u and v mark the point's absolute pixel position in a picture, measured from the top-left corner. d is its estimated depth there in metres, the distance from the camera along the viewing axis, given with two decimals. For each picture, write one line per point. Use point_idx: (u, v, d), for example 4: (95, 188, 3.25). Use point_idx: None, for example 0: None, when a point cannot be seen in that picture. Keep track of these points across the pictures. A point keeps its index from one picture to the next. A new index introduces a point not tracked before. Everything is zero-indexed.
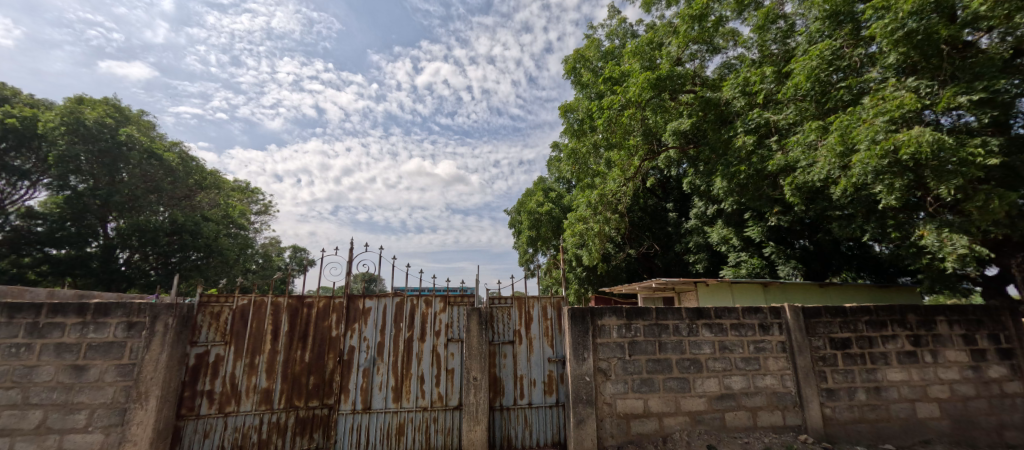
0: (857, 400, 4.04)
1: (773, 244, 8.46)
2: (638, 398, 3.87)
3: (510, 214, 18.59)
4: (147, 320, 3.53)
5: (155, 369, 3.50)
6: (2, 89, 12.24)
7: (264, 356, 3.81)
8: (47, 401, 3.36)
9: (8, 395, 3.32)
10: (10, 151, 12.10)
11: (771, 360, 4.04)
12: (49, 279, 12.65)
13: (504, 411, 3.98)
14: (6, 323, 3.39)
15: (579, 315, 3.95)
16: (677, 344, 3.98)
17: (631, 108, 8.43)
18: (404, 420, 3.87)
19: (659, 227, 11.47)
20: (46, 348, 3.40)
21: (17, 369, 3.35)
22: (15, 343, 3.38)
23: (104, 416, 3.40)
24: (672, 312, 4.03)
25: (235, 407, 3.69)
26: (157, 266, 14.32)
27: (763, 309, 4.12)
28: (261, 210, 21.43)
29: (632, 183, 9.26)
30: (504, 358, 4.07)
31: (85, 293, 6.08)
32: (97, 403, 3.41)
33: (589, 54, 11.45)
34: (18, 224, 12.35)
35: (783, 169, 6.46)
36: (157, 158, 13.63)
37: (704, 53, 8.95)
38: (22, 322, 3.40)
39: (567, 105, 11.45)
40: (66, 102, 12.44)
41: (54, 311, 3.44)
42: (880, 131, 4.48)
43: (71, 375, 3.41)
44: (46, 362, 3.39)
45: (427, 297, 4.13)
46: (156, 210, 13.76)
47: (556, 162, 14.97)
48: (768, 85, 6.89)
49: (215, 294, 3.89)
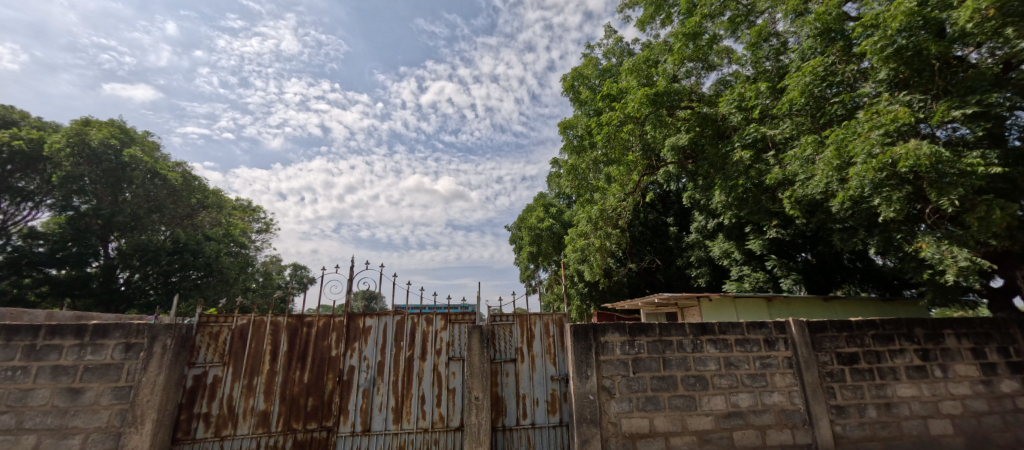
0: (868, 417, 3.94)
1: (774, 257, 8.41)
2: (643, 417, 3.80)
3: (511, 230, 18.61)
4: (146, 341, 3.50)
5: (153, 391, 3.45)
6: (11, 113, 12.53)
7: (262, 377, 3.75)
8: (40, 425, 3.30)
9: (2, 420, 3.27)
10: (15, 173, 12.30)
11: (778, 376, 3.97)
12: (48, 301, 12.66)
13: (507, 432, 3.89)
14: (5, 345, 3.36)
15: (581, 331, 3.92)
16: (681, 361, 3.92)
17: (629, 123, 8.45)
18: (405, 442, 3.78)
19: (661, 242, 11.40)
20: (42, 371, 3.37)
21: (13, 392, 3.32)
22: (12, 365, 3.34)
23: (98, 441, 3.34)
24: (676, 328, 3.99)
25: (232, 430, 3.61)
26: (157, 286, 14.17)
27: (769, 324, 4.06)
28: (262, 228, 21.47)
29: (632, 198, 9.30)
30: (506, 377, 4.01)
31: (84, 314, 6.04)
32: (91, 428, 3.35)
33: (587, 72, 11.64)
34: (20, 245, 12.36)
35: (781, 182, 6.43)
36: (160, 177, 13.82)
37: (700, 70, 9.15)
38: (20, 344, 3.38)
39: (566, 122, 11.65)
40: (73, 124, 12.59)
41: (50, 334, 3.41)
42: (877, 144, 4.49)
43: (66, 398, 3.36)
44: (41, 385, 3.35)
45: (428, 315, 4.09)
46: (158, 229, 14.01)
47: (556, 178, 15.02)
48: (764, 100, 6.97)
49: (215, 315, 3.85)
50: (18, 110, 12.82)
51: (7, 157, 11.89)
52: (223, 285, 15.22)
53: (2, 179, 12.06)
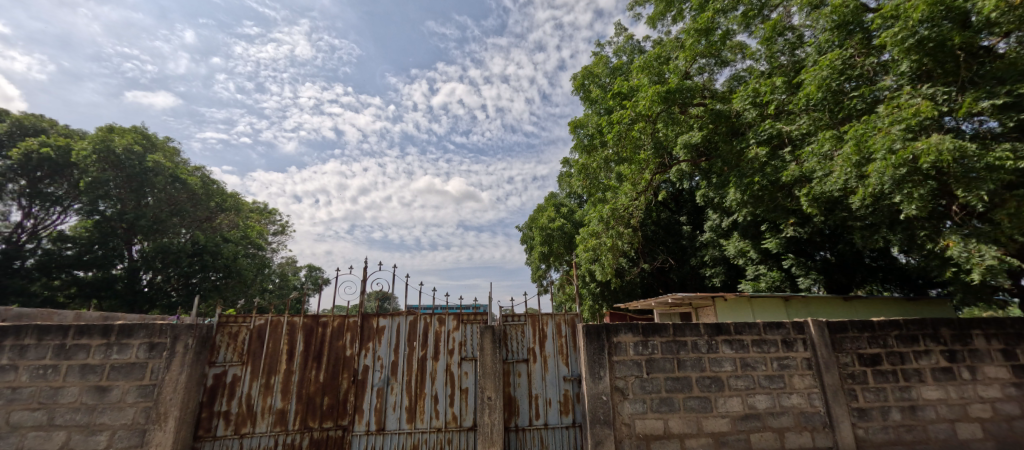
0: (892, 420, 3.83)
1: (792, 256, 8.24)
2: (658, 418, 3.75)
3: (523, 230, 18.57)
4: (168, 341, 3.59)
5: (175, 390, 3.53)
6: (41, 121, 13.02)
7: (280, 376, 3.81)
8: (70, 422, 3.41)
9: (34, 416, 3.38)
10: (45, 179, 12.78)
11: (797, 378, 3.88)
12: (76, 302, 13.10)
13: (519, 432, 3.88)
14: (36, 344, 3.48)
15: (593, 332, 3.88)
16: (696, 362, 3.87)
17: (641, 121, 8.36)
18: (418, 441, 3.80)
19: (674, 241, 11.27)
20: (71, 370, 3.48)
21: (45, 390, 3.43)
22: (43, 364, 3.46)
23: (124, 437, 3.42)
24: (690, 329, 3.93)
25: (251, 428, 3.68)
26: (178, 287, 14.53)
27: (787, 324, 3.97)
28: (278, 230, 21.86)
29: (644, 197, 9.22)
30: (518, 377, 4.00)
31: (110, 314, 6.22)
32: (117, 425, 3.44)
33: (598, 70, 11.55)
34: (50, 248, 12.74)
35: (798, 179, 6.30)
36: (181, 182, 14.17)
37: (713, 66, 9.02)
38: (50, 344, 3.49)
39: (576, 122, 11.60)
40: (98, 131, 12.99)
41: (78, 334, 3.52)
42: (898, 139, 4.31)
43: (94, 395, 3.46)
44: (71, 383, 3.46)
45: (440, 315, 4.10)
46: (178, 232, 14.37)
47: (567, 177, 14.95)
48: (779, 95, 6.82)
49: (233, 315, 3.93)
50: (47, 117, 13.31)
51: (37, 164, 12.36)
52: (241, 286, 15.52)
53: (33, 185, 12.57)
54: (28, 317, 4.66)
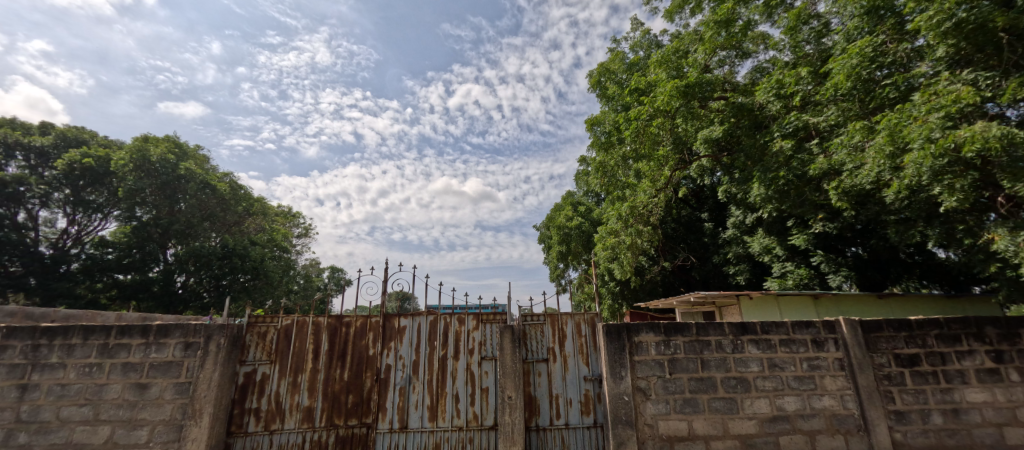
0: (932, 424, 3.64)
1: (821, 252, 7.92)
2: (682, 419, 3.67)
3: (540, 229, 18.50)
4: (202, 340, 3.71)
5: (209, 387, 3.63)
6: (83, 133, 13.83)
7: (306, 375, 3.90)
8: (114, 418, 3.56)
9: (81, 412, 3.56)
10: (87, 187, 13.52)
11: (828, 379, 3.73)
12: (117, 303, 13.91)
13: (540, 432, 3.86)
14: (81, 344, 3.65)
15: (613, 331, 3.83)
16: (721, 362, 3.76)
17: (659, 117, 8.21)
18: (441, 439, 3.83)
19: (696, 238, 11.01)
20: (115, 368, 3.64)
21: (91, 386, 3.61)
22: (89, 362, 3.64)
23: (163, 432, 3.55)
24: (714, 328, 3.83)
25: (281, 424, 3.78)
26: (210, 289, 14.92)
27: (817, 323, 3.82)
28: (302, 233, 22.43)
29: (663, 194, 9.07)
30: (538, 377, 3.98)
31: (149, 314, 6.50)
32: (156, 420, 3.57)
33: (614, 67, 11.41)
34: (92, 253, 13.54)
35: (826, 173, 6.07)
36: (211, 188, 14.69)
37: (733, 59, 8.79)
38: (94, 343, 3.66)
39: (593, 119, 11.47)
40: (134, 142, 13.61)
41: (120, 334, 3.68)
42: (936, 128, 4.10)
43: (135, 392, 3.61)
44: (114, 381, 3.62)
45: (459, 315, 4.12)
46: (209, 236, 14.89)
47: (584, 175, 14.81)
48: (805, 86, 6.60)
49: (262, 315, 4.05)
50: (89, 130, 14.12)
51: (80, 174, 13.11)
52: (268, 287, 15.97)
53: (77, 194, 13.38)
54: (76, 317, 4.91)
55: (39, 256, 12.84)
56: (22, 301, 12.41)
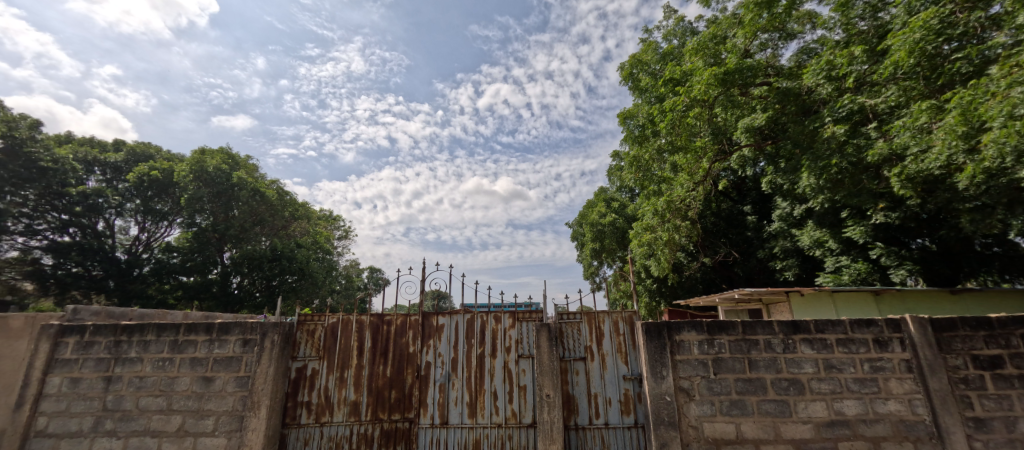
0: (1018, 433, 3.28)
1: (881, 244, 7.39)
2: (729, 422, 3.48)
3: (572, 227, 18.29)
4: (258, 337, 3.84)
5: (266, 381, 3.74)
6: (151, 148, 15.14)
7: (352, 371, 3.98)
8: (184, 408, 3.75)
9: (157, 402, 3.77)
10: (155, 198, 14.66)
11: (894, 382, 3.44)
12: (183, 303, 14.61)
13: (580, 431, 3.77)
14: (155, 340, 3.89)
15: (653, 330, 3.68)
16: (771, 362, 3.55)
17: (696, 107, 7.90)
18: (481, 436, 3.82)
19: (738, 233, 10.53)
20: (184, 362, 3.84)
21: (164, 379, 3.82)
22: (162, 356, 3.85)
23: (227, 422, 3.68)
24: (762, 326, 3.61)
25: (329, 417, 3.88)
26: (262, 288, 15.76)
27: (879, 321, 3.53)
28: (342, 235, 23.19)
29: (702, 187, 8.73)
30: (576, 375, 3.89)
31: (211, 313, 6.90)
32: (221, 411, 3.71)
33: (647, 57, 11.08)
34: (160, 257, 14.54)
35: (887, 159, 5.64)
36: (261, 195, 15.44)
37: (777, 41, 8.32)
38: (166, 339, 3.88)
39: (626, 112, 11.19)
40: (194, 155, 14.54)
41: (188, 330, 3.88)
42: (1019, 104, 3.70)
43: (202, 385, 3.78)
44: (184, 374, 3.82)
45: (496, 313, 4.09)
46: (259, 240, 15.67)
47: (617, 170, 14.50)
48: (859, 66, 6.10)
49: (310, 313, 4.18)
50: (155, 145, 15.48)
51: (148, 186, 14.28)
52: (314, 287, 16.54)
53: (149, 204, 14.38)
54: (150, 316, 5.28)
55: (116, 261, 14.00)
56: (104, 301, 13.65)
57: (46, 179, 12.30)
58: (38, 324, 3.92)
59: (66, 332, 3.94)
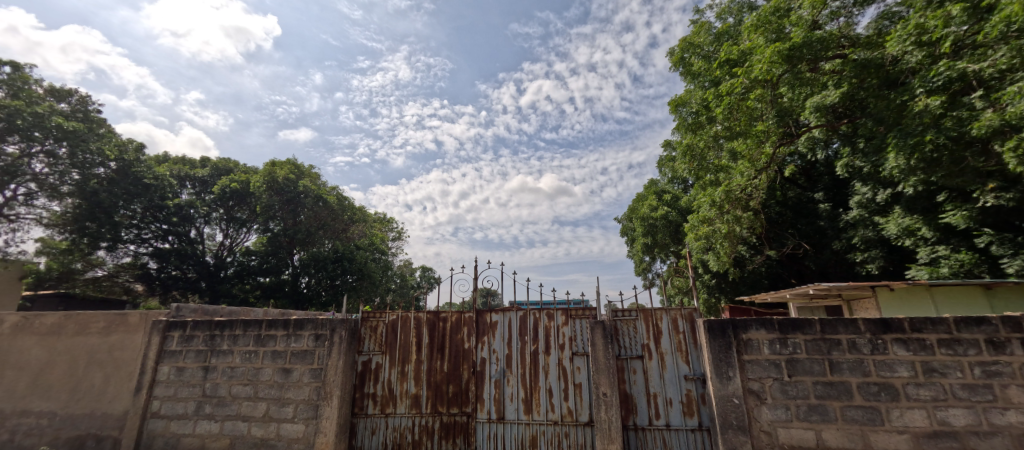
0: None
1: (990, 230, 6.37)
2: (808, 428, 3.18)
3: (622, 221, 17.81)
4: (328, 333, 4.02)
5: (336, 373, 3.90)
6: (230, 163, 16.70)
7: (411, 365, 4.08)
8: (268, 396, 4.01)
9: (246, 390, 4.07)
10: (235, 207, 16.18)
11: (1013, 390, 2.95)
12: (261, 302, 15.85)
13: (639, 431, 3.61)
14: (242, 334, 4.20)
15: (717, 328, 3.44)
16: (856, 365, 3.18)
17: (757, 88, 7.34)
18: (537, 433, 3.77)
19: (809, 222, 9.68)
20: (266, 354, 4.11)
21: (251, 370, 4.10)
22: (249, 349, 4.15)
23: (305, 410, 3.89)
24: (844, 325, 3.24)
25: (393, 409, 4.00)
26: (326, 288, 16.42)
27: (993, 319, 3.04)
28: (396, 236, 24.14)
29: (766, 175, 8.06)
30: (634, 374, 3.73)
31: (287, 311, 7.42)
32: (299, 399, 3.93)
33: (699, 40, 10.47)
34: (240, 260, 15.71)
35: (997, 134, 4.93)
36: (323, 201, 16.44)
37: (851, 7, 7.53)
38: (252, 334, 4.18)
39: (677, 100, 10.67)
40: (265, 167, 15.81)
41: (269, 326, 4.14)
42: None
43: (282, 375, 4.02)
44: (266, 365, 4.08)
45: (548, 310, 4.01)
46: (323, 243, 16.69)
47: (669, 161, 13.89)
48: (958, 28, 5.43)
49: (372, 311, 4.34)
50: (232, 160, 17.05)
51: (229, 196, 15.81)
52: (372, 286, 17.22)
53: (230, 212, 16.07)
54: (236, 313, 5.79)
55: (206, 264, 15.45)
56: (198, 300, 15.15)
57: (149, 194, 13.78)
58: (150, 319, 4.46)
59: (171, 327, 4.37)
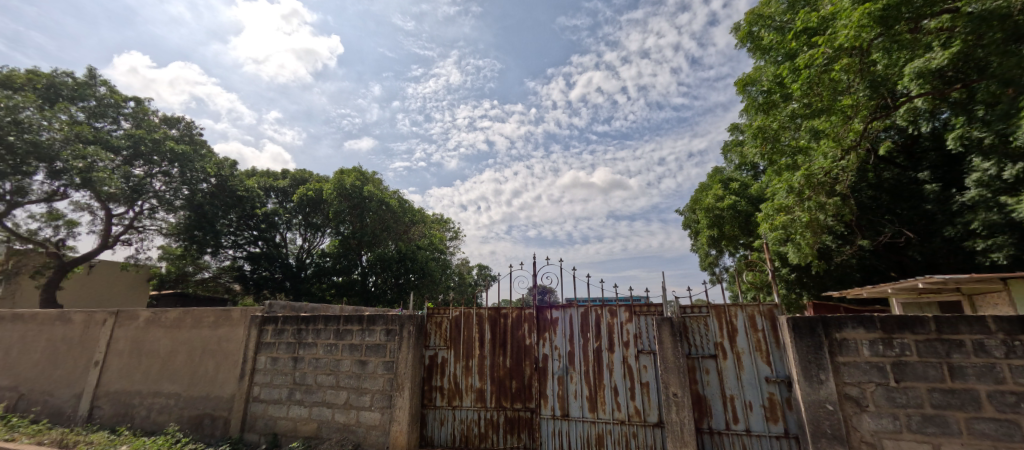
0: None
1: None
2: (922, 442, 2.74)
3: (685, 214, 16.88)
4: (397, 328, 4.16)
5: (406, 367, 4.03)
6: (307, 173, 18.17)
7: (475, 360, 4.12)
8: (348, 385, 4.23)
9: (329, 379, 4.33)
10: (313, 214, 17.55)
11: None
12: (337, 299, 16.78)
13: (715, 435, 3.35)
14: (323, 328, 4.48)
15: (803, 326, 3.11)
16: (986, 370, 2.66)
17: (843, 57, 6.56)
18: (603, 432, 3.63)
19: (912, 207, 8.48)
20: (345, 347, 4.34)
21: (332, 361, 4.36)
22: (330, 342, 4.42)
23: (381, 399, 4.05)
24: (969, 324, 2.72)
25: (460, 402, 4.07)
26: (392, 286, 17.26)
27: None
28: (453, 236, 24.80)
29: (855, 154, 7.18)
30: (707, 374, 3.46)
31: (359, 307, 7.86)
32: (375, 389, 4.10)
33: (769, 10, 9.60)
34: (316, 262, 17.05)
35: None
36: (387, 204, 17.29)
37: None
38: (332, 328, 4.44)
39: (745, 79, 9.90)
40: (336, 175, 17.00)
41: (346, 320, 4.38)
42: None
43: (358, 366, 4.23)
44: (346, 357, 4.32)
45: (611, 306, 3.84)
46: (388, 244, 17.55)
47: (737, 146, 12.91)
48: None
49: (436, 307, 4.44)
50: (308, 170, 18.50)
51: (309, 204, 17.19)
52: (433, 285, 17.79)
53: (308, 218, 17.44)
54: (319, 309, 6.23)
55: (290, 265, 16.84)
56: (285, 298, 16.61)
57: (242, 204, 15.47)
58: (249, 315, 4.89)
59: (266, 321, 4.78)
